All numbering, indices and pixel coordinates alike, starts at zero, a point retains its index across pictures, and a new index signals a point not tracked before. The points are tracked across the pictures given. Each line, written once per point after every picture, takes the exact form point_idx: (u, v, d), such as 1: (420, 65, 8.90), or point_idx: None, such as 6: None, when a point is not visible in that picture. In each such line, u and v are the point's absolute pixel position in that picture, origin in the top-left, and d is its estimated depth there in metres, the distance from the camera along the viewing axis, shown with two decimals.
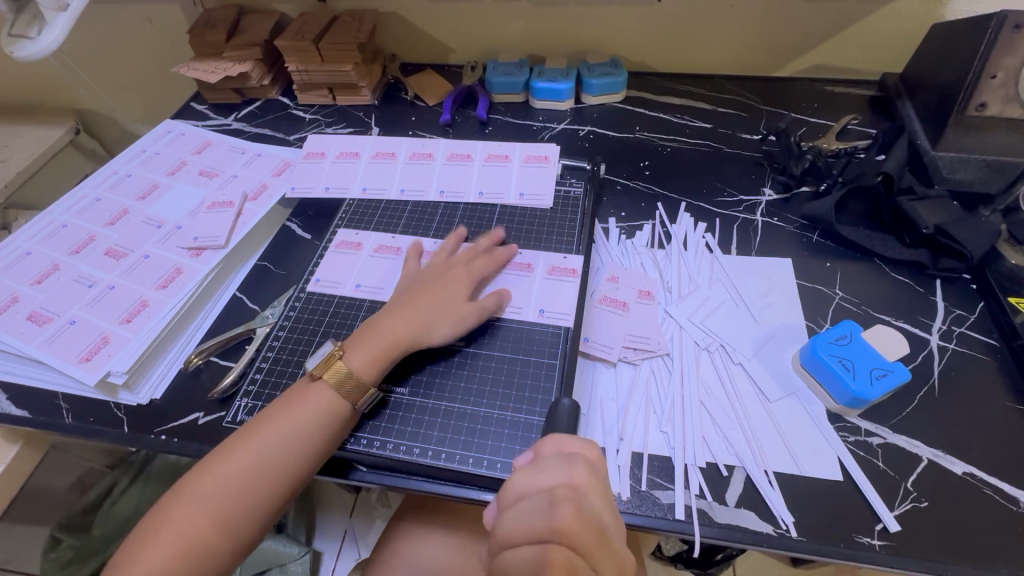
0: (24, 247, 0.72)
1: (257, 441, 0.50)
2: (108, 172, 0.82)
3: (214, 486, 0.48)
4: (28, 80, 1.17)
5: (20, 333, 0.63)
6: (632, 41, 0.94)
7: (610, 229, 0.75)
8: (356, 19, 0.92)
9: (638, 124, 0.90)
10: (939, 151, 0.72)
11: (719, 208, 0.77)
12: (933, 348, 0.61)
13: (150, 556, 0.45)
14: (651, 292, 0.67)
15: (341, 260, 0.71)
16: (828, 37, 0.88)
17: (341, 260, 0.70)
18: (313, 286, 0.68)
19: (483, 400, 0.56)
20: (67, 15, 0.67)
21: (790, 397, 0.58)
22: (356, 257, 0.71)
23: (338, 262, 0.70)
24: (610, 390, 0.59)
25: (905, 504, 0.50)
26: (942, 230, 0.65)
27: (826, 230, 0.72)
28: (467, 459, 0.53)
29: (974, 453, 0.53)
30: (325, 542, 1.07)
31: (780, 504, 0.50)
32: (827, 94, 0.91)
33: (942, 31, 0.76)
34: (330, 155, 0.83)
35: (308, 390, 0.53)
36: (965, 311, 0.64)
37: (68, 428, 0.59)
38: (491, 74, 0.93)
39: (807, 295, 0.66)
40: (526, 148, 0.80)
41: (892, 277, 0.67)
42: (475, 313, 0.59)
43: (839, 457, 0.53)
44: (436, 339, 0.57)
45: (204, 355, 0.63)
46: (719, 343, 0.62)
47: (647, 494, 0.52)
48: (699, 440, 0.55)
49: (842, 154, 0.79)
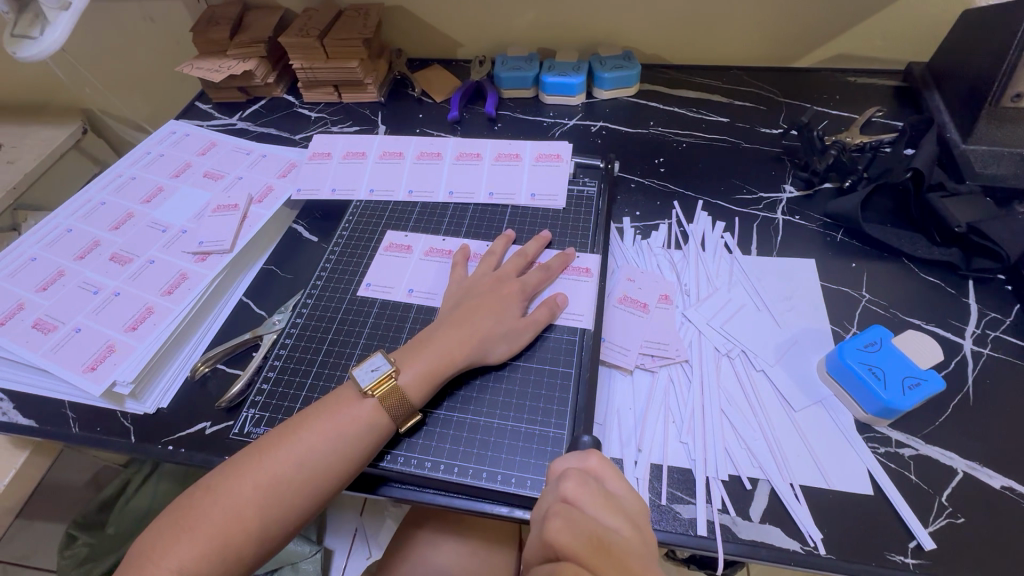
0: (30, 252, 0.71)
1: (284, 450, 0.48)
2: (113, 174, 0.81)
3: (253, 489, 0.46)
4: (32, 81, 1.16)
5: (26, 341, 0.62)
6: (646, 34, 0.91)
7: (624, 229, 0.72)
8: (362, 14, 0.89)
9: (652, 118, 0.87)
10: (971, 144, 0.69)
11: (738, 206, 0.74)
12: (966, 353, 0.58)
13: (179, 555, 0.44)
14: (669, 296, 0.64)
15: (391, 263, 0.68)
16: (851, 25, 0.84)
17: (392, 264, 0.68)
18: (363, 291, 0.66)
19: (497, 412, 0.54)
20: (70, 15, 0.65)
21: (816, 406, 0.55)
22: (406, 261, 0.68)
23: (388, 266, 0.68)
24: (627, 399, 0.57)
25: (940, 520, 0.48)
26: (976, 229, 0.62)
27: (852, 229, 0.69)
28: (480, 473, 0.51)
29: (1012, 465, 0.50)
30: (335, 540, 1.06)
31: (807, 520, 0.48)
32: (849, 86, 0.88)
33: (976, 18, 0.72)
34: (336, 155, 0.81)
35: (338, 401, 0.51)
36: (999, 314, 0.61)
37: (75, 437, 0.58)
38: (500, 68, 0.90)
39: (831, 297, 0.64)
40: (537, 146, 0.77)
41: (922, 278, 0.64)
42: (524, 331, 0.57)
43: (869, 470, 0.51)
44: (487, 358, 0.56)
45: (211, 363, 0.62)
46: (740, 349, 0.60)
47: (667, 508, 0.50)
48: (721, 453, 0.53)
49: (867, 148, 0.74)
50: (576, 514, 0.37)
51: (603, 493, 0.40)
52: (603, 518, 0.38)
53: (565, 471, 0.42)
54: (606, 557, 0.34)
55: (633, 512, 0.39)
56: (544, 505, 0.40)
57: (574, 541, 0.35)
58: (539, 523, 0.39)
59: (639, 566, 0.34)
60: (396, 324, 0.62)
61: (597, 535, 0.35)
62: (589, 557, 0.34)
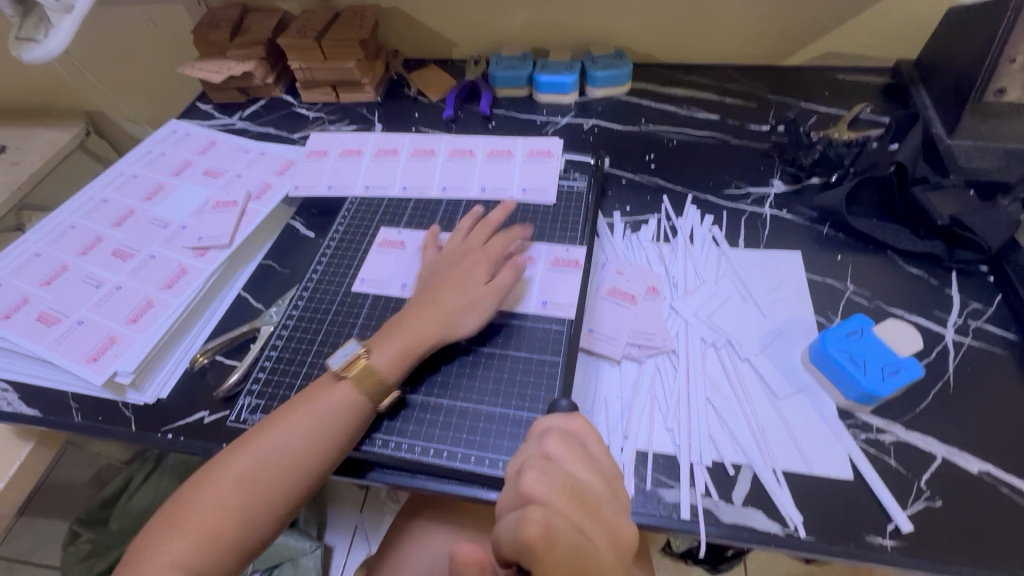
0: (33, 248, 0.73)
1: (266, 442, 0.50)
2: (115, 172, 0.83)
3: (239, 480, 0.48)
4: (36, 83, 1.18)
5: (30, 334, 0.64)
6: (638, 34, 0.93)
7: (614, 223, 0.74)
8: (358, 15, 0.91)
9: (643, 116, 0.88)
10: (956, 139, 0.70)
11: (726, 201, 0.75)
12: (948, 342, 0.59)
13: (174, 549, 0.45)
14: (656, 288, 0.66)
15: (385, 259, 0.70)
16: (839, 23, 0.86)
17: (386, 259, 0.70)
18: (358, 286, 0.67)
19: (485, 399, 0.56)
20: (74, 17, 0.67)
21: (799, 394, 0.56)
22: (401, 256, 0.70)
23: (384, 261, 0.70)
24: (614, 387, 0.59)
25: (918, 503, 0.49)
26: (957, 221, 0.63)
27: (837, 222, 0.70)
28: (469, 458, 0.52)
29: (990, 450, 0.51)
30: (335, 536, 1.07)
31: (789, 504, 0.49)
32: (837, 82, 0.89)
33: (960, 14, 0.73)
34: (332, 153, 0.83)
35: (327, 388, 0.53)
36: (981, 304, 0.62)
37: (78, 427, 0.60)
38: (494, 67, 0.92)
39: (816, 288, 0.65)
40: (529, 143, 0.79)
41: (905, 269, 0.66)
42: (495, 292, 0.59)
43: (850, 455, 0.52)
44: (461, 330, 0.57)
45: (210, 354, 0.64)
46: (726, 339, 0.61)
47: (651, 493, 0.51)
48: (705, 439, 0.54)
49: (855, 144, 0.76)
50: (552, 466, 0.36)
51: (582, 451, 0.39)
52: (577, 471, 0.37)
53: (548, 429, 0.41)
54: (581, 507, 0.34)
55: (610, 473, 0.40)
56: (521, 459, 0.39)
57: (548, 490, 0.34)
58: (512, 475, 0.37)
59: (612, 515, 0.36)
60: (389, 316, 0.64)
61: (572, 486, 0.35)
62: (562, 507, 0.33)
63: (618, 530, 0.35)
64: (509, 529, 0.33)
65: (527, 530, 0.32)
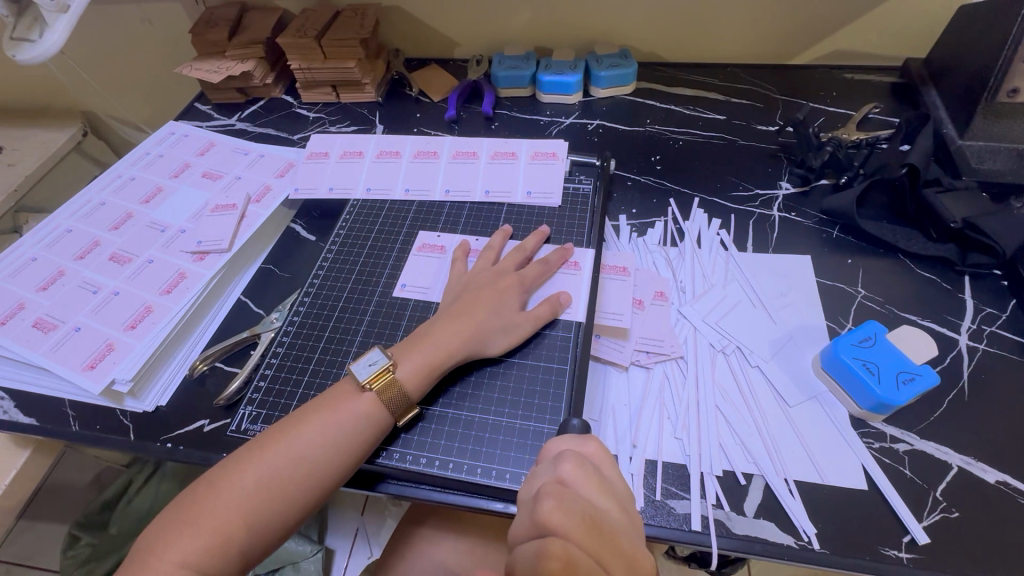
0: (30, 252, 0.72)
1: (286, 447, 0.48)
2: (113, 175, 0.81)
3: (256, 483, 0.47)
4: (32, 83, 1.17)
5: (26, 341, 0.63)
6: (642, 32, 0.91)
7: (620, 227, 0.73)
8: (359, 14, 0.90)
9: (649, 117, 0.87)
10: (968, 140, 0.69)
11: (734, 203, 0.74)
12: (962, 349, 0.58)
13: (183, 549, 0.44)
14: (664, 293, 0.65)
15: (425, 264, 0.68)
16: (847, 22, 0.84)
17: (426, 263, 0.68)
18: (400, 292, 0.66)
19: (492, 409, 0.55)
20: (68, 17, 0.65)
21: (810, 402, 0.55)
22: (442, 262, 0.68)
23: (422, 266, 0.68)
24: (622, 395, 0.58)
25: (934, 515, 0.48)
26: (971, 224, 0.62)
27: (848, 226, 0.69)
28: (476, 469, 0.51)
29: (1007, 459, 0.50)
30: (337, 539, 1.06)
31: (801, 515, 0.48)
32: (845, 82, 0.88)
33: (972, 12, 0.72)
34: (333, 155, 0.81)
35: (346, 396, 0.52)
36: (995, 309, 0.61)
37: (76, 436, 0.59)
38: (497, 67, 0.91)
39: (827, 293, 0.64)
40: (533, 145, 0.78)
41: (917, 273, 0.64)
42: (531, 320, 0.58)
43: (864, 465, 0.51)
44: (491, 350, 0.56)
45: (209, 361, 0.62)
46: (735, 345, 0.60)
47: (662, 504, 0.50)
48: (715, 448, 0.53)
49: (863, 145, 0.75)
50: (570, 493, 0.35)
51: (599, 477, 0.38)
52: (595, 499, 0.36)
53: (563, 452, 0.40)
54: (598, 538, 0.33)
55: (624, 497, 0.38)
56: (536, 485, 0.38)
57: (567, 522, 0.33)
58: (528, 502, 0.36)
59: (630, 546, 0.34)
60: (393, 321, 0.63)
61: (590, 516, 0.34)
62: (582, 539, 0.32)
63: (634, 559, 0.34)
64: (527, 558, 0.32)
65: (546, 565, 0.31)
